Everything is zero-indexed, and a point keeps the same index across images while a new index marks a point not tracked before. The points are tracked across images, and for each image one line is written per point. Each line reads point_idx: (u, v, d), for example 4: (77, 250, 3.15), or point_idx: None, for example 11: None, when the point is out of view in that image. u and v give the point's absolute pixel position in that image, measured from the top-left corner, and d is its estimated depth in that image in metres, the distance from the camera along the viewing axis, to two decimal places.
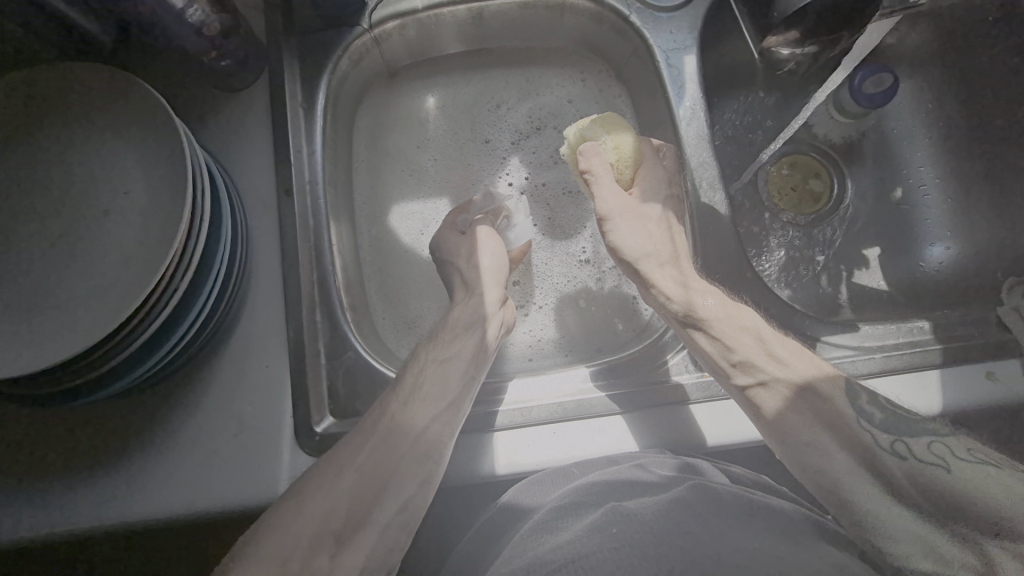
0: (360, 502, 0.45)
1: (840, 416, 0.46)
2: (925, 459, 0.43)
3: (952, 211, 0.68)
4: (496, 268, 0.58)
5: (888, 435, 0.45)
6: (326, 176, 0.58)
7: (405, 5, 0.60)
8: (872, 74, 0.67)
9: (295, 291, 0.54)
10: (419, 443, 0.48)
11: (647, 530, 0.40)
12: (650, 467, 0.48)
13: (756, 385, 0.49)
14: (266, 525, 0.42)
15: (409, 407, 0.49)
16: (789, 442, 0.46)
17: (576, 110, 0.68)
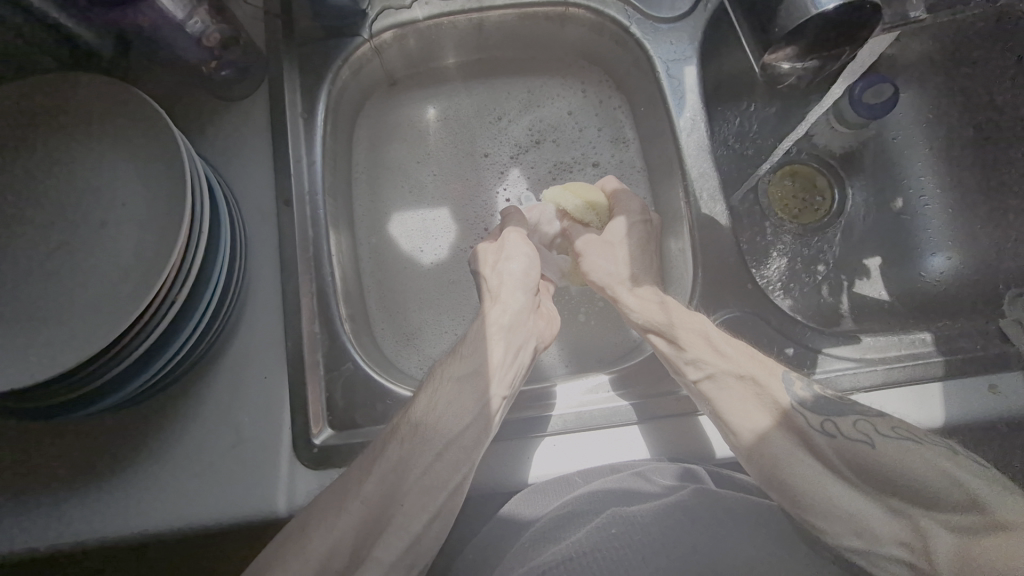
0: (363, 539, 0.43)
1: (806, 432, 0.45)
2: (851, 437, 0.44)
3: (952, 221, 0.68)
4: (524, 275, 0.54)
5: (816, 416, 0.46)
6: (326, 186, 0.58)
7: (405, 15, 0.60)
8: (871, 85, 0.67)
9: (293, 303, 0.53)
10: (428, 473, 0.45)
11: (645, 537, 0.41)
12: (651, 476, 0.47)
13: (704, 378, 0.48)
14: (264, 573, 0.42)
15: (419, 435, 0.47)
16: (760, 454, 0.45)
17: (576, 124, 0.68)
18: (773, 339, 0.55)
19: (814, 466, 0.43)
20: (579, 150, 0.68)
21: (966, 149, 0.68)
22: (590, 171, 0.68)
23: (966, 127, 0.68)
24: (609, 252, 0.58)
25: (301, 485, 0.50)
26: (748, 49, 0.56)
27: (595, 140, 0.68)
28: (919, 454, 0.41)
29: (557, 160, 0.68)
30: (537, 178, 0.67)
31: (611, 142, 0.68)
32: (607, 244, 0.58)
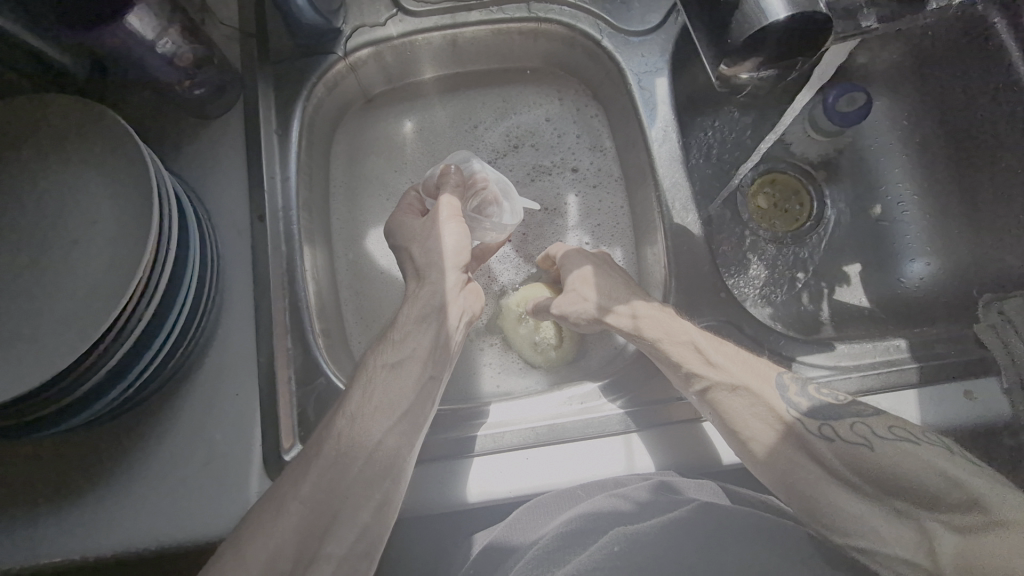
0: (308, 541, 0.43)
1: (797, 432, 0.47)
2: (850, 440, 0.46)
3: (929, 227, 0.69)
4: (457, 252, 0.53)
5: (814, 420, 0.47)
6: (301, 201, 0.58)
7: (380, 33, 0.61)
8: (844, 93, 0.67)
9: (265, 318, 0.54)
10: (365, 465, 0.46)
11: (650, 555, 0.41)
12: (658, 491, 0.46)
13: (702, 394, 0.49)
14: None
15: (353, 426, 0.47)
16: (774, 466, 0.47)
17: (555, 129, 0.68)
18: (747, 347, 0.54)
19: (815, 471, 0.46)
20: (559, 154, 0.68)
21: (940, 156, 0.68)
22: (567, 175, 0.68)
23: (940, 134, 0.68)
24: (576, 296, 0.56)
25: None
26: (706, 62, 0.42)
27: (574, 145, 0.68)
28: (921, 455, 0.43)
29: (535, 166, 0.68)
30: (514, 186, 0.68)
31: (589, 149, 0.68)
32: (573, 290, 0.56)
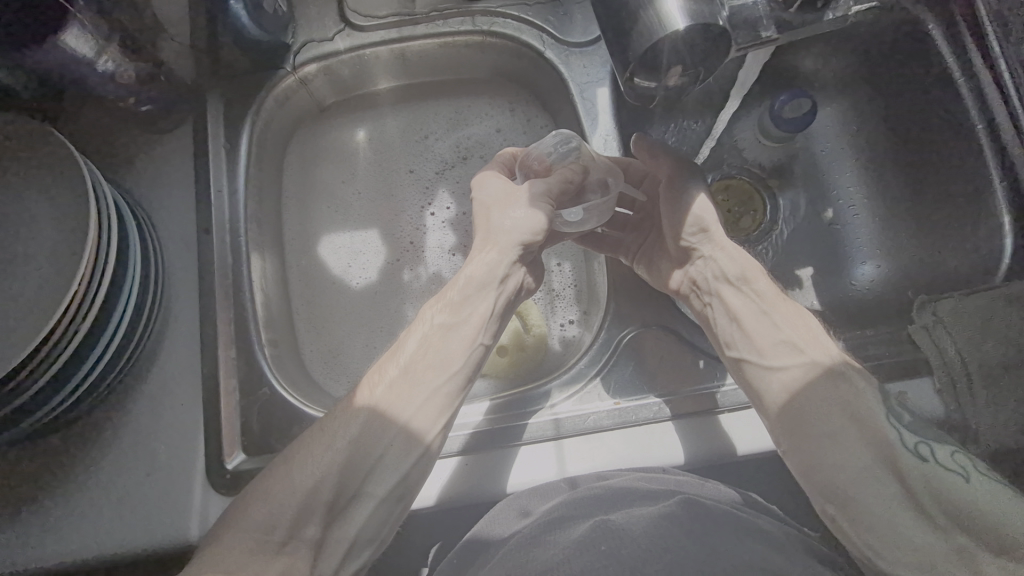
0: (346, 483, 0.44)
1: (875, 422, 0.45)
2: (947, 466, 0.43)
3: (877, 231, 0.69)
4: (529, 215, 0.52)
5: (911, 436, 0.45)
6: (249, 214, 0.60)
7: (327, 48, 0.62)
8: (791, 99, 0.68)
9: (210, 330, 0.55)
10: (416, 420, 0.45)
11: (635, 545, 0.39)
12: (644, 481, 0.48)
13: (794, 364, 0.49)
14: (253, 498, 0.43)
15: (417, 376, 0.46)
16: (791, 409, 0.47)
17: (504, 140, 0.69)
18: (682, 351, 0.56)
19: (894, 488, 0.42)
20: None
21: (886, 161, 0.69)
22: None
23: (885, 139, 0.69)
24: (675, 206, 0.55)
25: (212, 511, 0.51)
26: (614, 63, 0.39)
27: None
28: (1005, 498, 0.41)
29: None
30: (461, 196, 0.69)
31: None
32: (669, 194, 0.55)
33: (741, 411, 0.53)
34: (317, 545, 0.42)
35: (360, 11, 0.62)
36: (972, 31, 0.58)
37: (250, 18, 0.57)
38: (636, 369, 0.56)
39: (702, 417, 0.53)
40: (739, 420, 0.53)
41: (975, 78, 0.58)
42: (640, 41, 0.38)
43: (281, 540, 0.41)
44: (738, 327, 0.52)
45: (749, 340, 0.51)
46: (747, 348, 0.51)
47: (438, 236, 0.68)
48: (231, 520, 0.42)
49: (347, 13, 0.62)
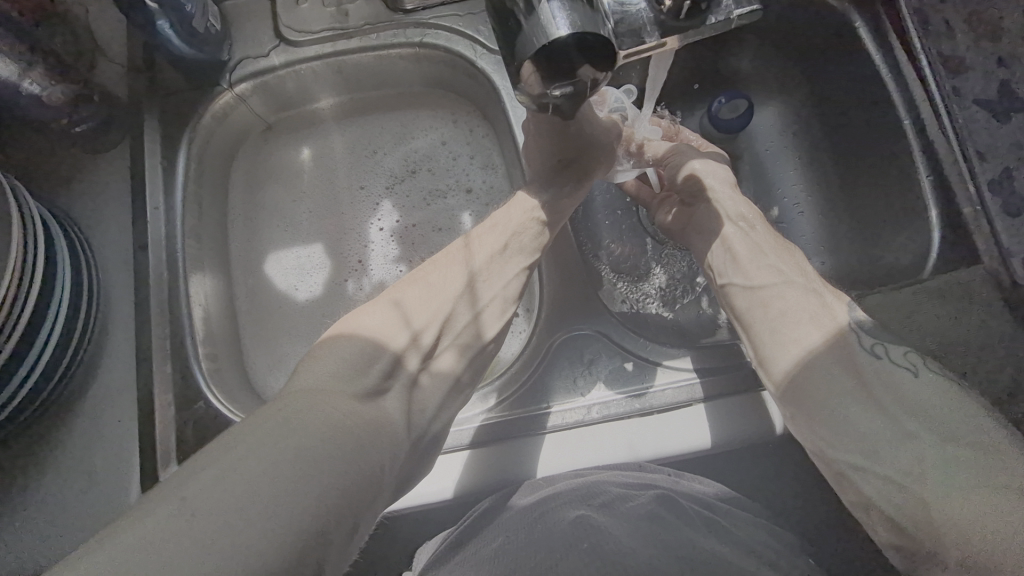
0: (435, 336, 0.50)
1: (839, 330, 0.51)
2: (897, 364, 0.49)
3: (821, 229, 0.70)
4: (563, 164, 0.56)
5: (870, 338, 0.50)
6: (188, 231, 0.60)
7: (263, 64, 0.63)
8: (727, 100, 0.68)
9: (146, 345, 0.55)
10: (500, 298, 0.54)
11: (617, 542, 0.40)
12: (618, 477, 0.49)
13: (777, 284, 0.54)
14: (336, 339, 0.47)
15: (511, 256, 0.54)
16: (771, 310, 0.53)
17: (449, 151, 0.70)
18: (615, 355, 0.57)
19: (847, 380, 0.48)
20: (453, 175, 0.70)
21: (828, 160, 0.70)
22: (460, 194, 0.69)
23: (824, 138, 0.70)
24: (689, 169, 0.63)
25: None
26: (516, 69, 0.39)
27: (468, 166, 0.69)
28: (952, 396, 0.47)
29: (432, 191, 0.69)
30: (411, 210, 0.69)
31: (482, 168, 0.69)
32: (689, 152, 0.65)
33: (669, 413, 0.54)
34: (408, 387, 0.48)
35: (295, 27, 0.63)
36: (895, 27, 0.59)
37: (181, 37, 0.57)
38: (564, 373, 0.57)
39: (630, 419, 0.54)
40: (664, 421, 0.53)
41: (900, 73, 0.59)
42: (531, 43, 0.37)
43: (378, 376, 0.46)
44: (730, 258, 0.57)
45: (737, 265, 0.57)
46: (735, 273, 0.56)
47: (383, 249, 0.68)
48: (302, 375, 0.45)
49: (283, 30, 0.63)
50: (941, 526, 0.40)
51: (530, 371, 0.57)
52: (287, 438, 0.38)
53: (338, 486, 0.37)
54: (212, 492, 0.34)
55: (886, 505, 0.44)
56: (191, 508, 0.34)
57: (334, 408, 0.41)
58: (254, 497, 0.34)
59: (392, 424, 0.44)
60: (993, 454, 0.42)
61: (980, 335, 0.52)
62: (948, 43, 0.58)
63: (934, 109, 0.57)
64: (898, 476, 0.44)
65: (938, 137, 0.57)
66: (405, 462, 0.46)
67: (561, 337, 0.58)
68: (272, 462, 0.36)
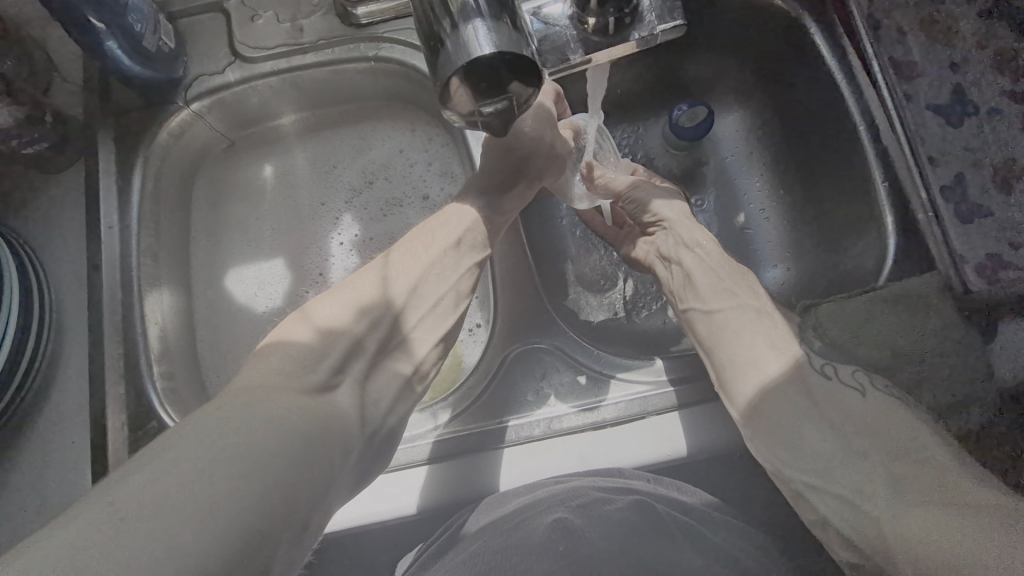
0: (383, 336, 0.49)
1: (789, 349, 0.51)
2: (847, 382, 0.50)
3: (784, 236, 0.70)
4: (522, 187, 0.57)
5: (820, 359, 0.51)
6: (144, 249, 0.60)
7: (218, 80, 0.63)
8: (687, 109, 0.68)
9: (99, 365, 0.55)
10: (451, 293, 0.53)
11: (591, 547, 0.39)
12: (590, 486, 0.47)
13: (730, 306, 0.54)
14: (282, 334, 0.45)
15: (465, 249, 0.54)
16: (724, 331, 0.53)
17: (407, 161, 0.70)
18: (568, 367, 0.56)
19: (802, 401, 0.48)
20: (411, 184, 0.70)
21: (790, 165, 0.70)
22: (419, 204, 0.69)
23: (786, 144, 0.69)
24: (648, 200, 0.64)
25: None
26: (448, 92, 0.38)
27: (425, 173, 0.70)
28: (891, 415, 0.48)
29: (388, 201, 0.69)
30: (369, 221, 0.69)
31: (440, 176, 0.69)
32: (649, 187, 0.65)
33: (623, 426, 0.53)
34: (361, 379, 0.47)
35: (250, 44, 0.63)
36: (849, 33, 0.59)
37: (131, 57, 0.57)
38: (517, 387, 0.56)
39: (583, 434, 0.53)
40: (618, 435, 0.53)
41: (853, 77, 0.58)
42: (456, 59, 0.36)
43: (327, 371, 0.44)
44: (687, 283, 0.58)
45: (693, 289, 0.57)
46: (693, 296, 0.56)
47: (343, 262, 0.68)
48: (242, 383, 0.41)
49: (238, 46, 0.63)
50: (890, 542, 0.39)
51: (481, 387, 0.56)
52: (230, 435, 0.36)
53: (288, 483, 0.36)
54: (147, 491, 0.31)
55: (841, 523, 0.43)
56: (123, 510, 0.30)
57: (283, 404, 0.40)
58: (200, 497, 0.32)
59: (345, 417, 0.43)
60: (941, 471, 0.42)
61: (934, 342, 0.52)
62: (900, 49, 0.58)
63: (886, 115, 0.56)
64: (851, 495, 0.43)
65: (891, 143, 0.56)
66: (359, 458, 0.45)
67: (514, 351, 0.57)
68: (216, 460, 0.34)
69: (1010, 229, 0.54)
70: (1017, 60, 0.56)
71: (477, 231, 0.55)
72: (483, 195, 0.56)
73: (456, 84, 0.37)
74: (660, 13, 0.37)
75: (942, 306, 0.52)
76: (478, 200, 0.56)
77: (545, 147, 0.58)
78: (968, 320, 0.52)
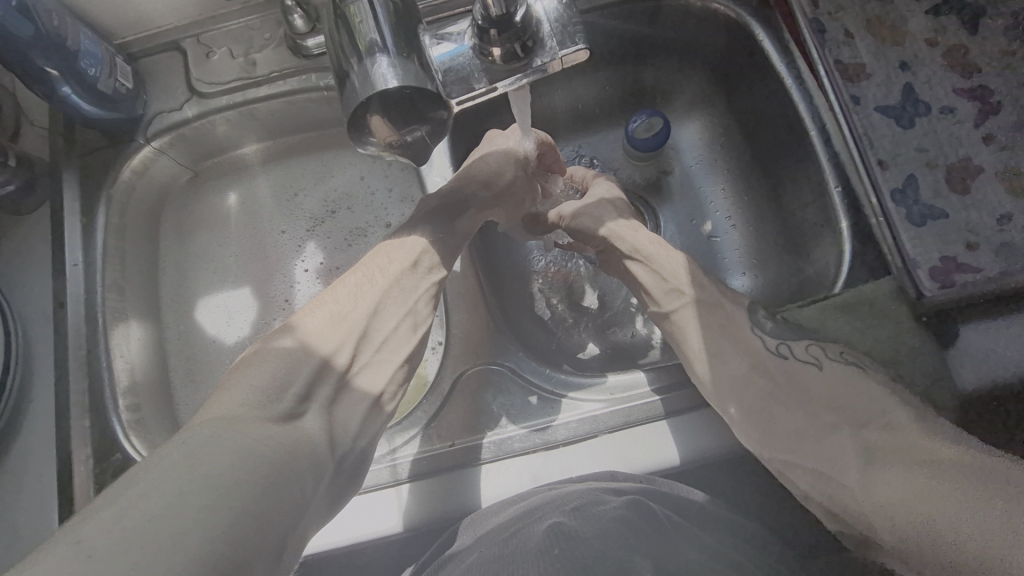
0: (351, 354, 0.48)
1: (746, 342, 0.51)
2: (803, 359, 0.49)
3: (750, 243, 0.69)
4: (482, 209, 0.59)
5: (774, 340, 0.51)
6: (108, 284, 0.61)
7: (176, 117, 0.64)
8: (641, 120, 0.69)
9: (64, 399, 0.57)
10: (411, 315, 0.52)
11: (589, 547, 0.39)
12: (572, 495, 0.46)
13: (682, 306, 0.53)
14: (248, 365, 0.44)
15: (422, 271, 0.54)
16: (676, 324, 0.53)
17: (367, 187, 0.72)
18: (520, 390, 0.56)
19: (766, 385, 0.48)
20: (371, 211, 0.71)
21: (753, 170, 0.68)
22: (381, 231, 0.71)
23: (747, 149, 0.68)
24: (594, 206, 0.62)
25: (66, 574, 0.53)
26: (362, 122, 0.40)
27: (386, 200, 0.72)
28: (855, 379, 0.47)
29: (351, 229, 0.71)
30: (332, 249, 0.71)
31: (400, 202, 0.72)
32: (595, 201, 0.63)
33: (575, 445, 0.53)
34: (328, 406, 0.45)
35: (205, 80, 0.64)
36: (797, 41, 0.58)
37: (89, 101, 0.59)
38: (474, 407, 0.56)
39: (534, 454, 0.53)
40: (571, 455, 0.52)
41: (802, 82, 0.58)
42: (360, 90, 0.38)
43: (293, 400, 0.43)
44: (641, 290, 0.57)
45: (648, 296, 0.56)
46: (650, 305, 0.56)
47: (307, 287, 0.70)
48: (197, 419, 0.39)
49: (194, 83, 0.64)
50: (869, 512, 0.41)
51: (431, 413, 0.56)
52: (195, 467, 0.34)
53: (260, 513, 0.34)
54: (116, 529, 0.30)
55: (821, 496, 0.45)
56: (90, 547, 0.29)
57: (251, 433, 0.38)
58: (167, 528, 0.30)
59: (314, 443, 0.41)
60: (904, 431, 0.43)
61: (890, 351, 0.50)
62: (848, 51, 0.57)
63: (835, 119, 0.56)
64: (824, 468, 0.44)
65: (842, 146, 0.55)
66: (330, 483, 0.42)
67: (468, 370, 0.58)
68: (181, 492, 0.32)
69: (969, 229, 0.52)
70: (968, 58, 0.56)
71: (433, 253, 0.55)
72: (432, 222, 0.56)
73: (378, 122, 0.40)
74: (561, 39, 0.38)
75: (897, 313, 0.51)
76: (426, 228, 0.56)
77: (501, 180, 0.59)
78: (925, 326, 0.50)
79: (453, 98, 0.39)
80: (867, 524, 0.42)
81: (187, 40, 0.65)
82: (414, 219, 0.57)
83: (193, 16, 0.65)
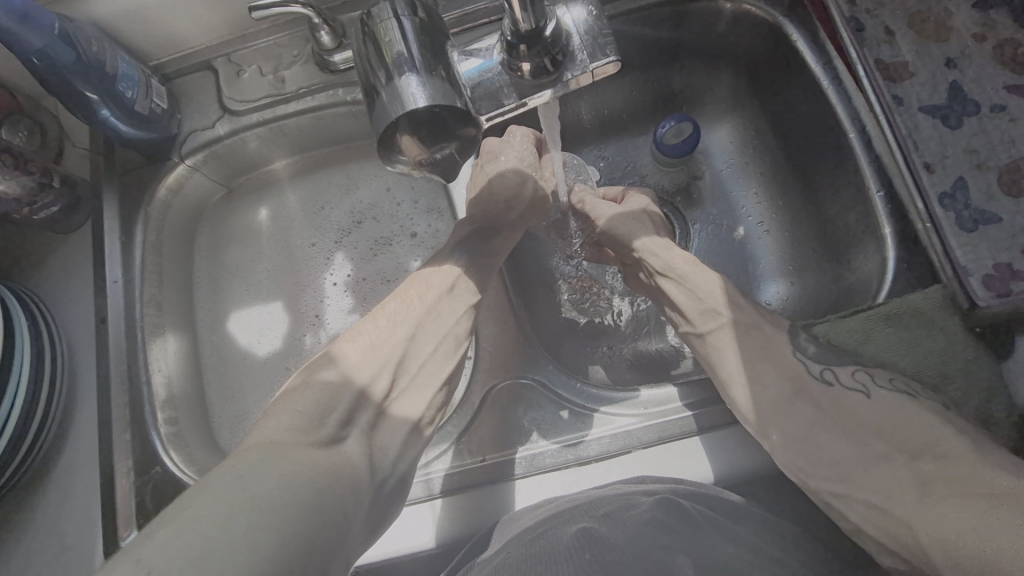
0: (389, 381, 0.48)
1: (791, 365, 0.50)
2: (851, 386, 0.47)
3: (785, 250, 0.67)
4: (508, 236, 0.59)
5: (818, 365, 0.49)
6: (147, 299, 0.63)
7: (208, 135, 0.65)
8: (671, 126, 0.67)
9: (107, 412, 0.59)
10: (452, 335, 0.52)
11: (620, 551, 0.39)
12: (600, 502, 0.45)
13: (718, 328, 0.52)
14: (293, 392, 0.45)
15: (459, 297, 0.54)
16: (707, 341, 0.53)
17: (393, 198, 0.73)
18: (551, 405, 0.55)
19: (809, 409, 0.48)
20: (398, 221, 0.72)
21: (786, 173, 0.66)
22: (408, 241, 0.71)
23: (781, 152, 0.66)
24: (630, 218, 0.63)
25: None
26: (392, 139, 0.40)
27: (412, 211, 0.72)
28: (903, 407, 0.45)
29: (376, 240, 0.72)
30: (359, 259, 0.71)
31: (427, 213, 0.72)
32: (630, 214, 0.63)
33: (607, 461, 0.52)
34: (368, 430, 0.45)
35: (237, 98, 0.65)
36: (832, 39, 0.56)
37: (128, 122, 0.60)
38: (507, 421, 0.55)
39: (567, 470, 0.52)
40: (604, 471, 0.51)
41: (840, 82, 0.55)
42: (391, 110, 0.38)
43: (335, 425, 0.43)
44: (676, 312, 0.56)
45: (682, 314, 0.55)
46: (683, 325, 0.55)
47: (337, 302, 0.70)
48: (243, 445, 0.40)
49: (226, 101, 0.66)
50: (921, 538, 0.39)
51: (462, 427, 0.56)
52: (246, 493, 0.34)
53: (307, 534, 0.34)
54: (175, 547, 0.30)
55: (875, 530, 0.43)
56: (148, 565, 0.29)
57: (295, 459, 0.38)
58: (216, 554, 0.30)
59: (354, 468, 0.41)
60: (959, 458, 0.41)
61: (938, 365, 0.48)
62: (888, 49, 0.55)
63: (877, 121, 0.53)
64: (880, 500, 0.42)
65: (883, 149, 0.53)
66: (370, 508, 0.42)
67: (499, 384, 0.57)
68: (233, 519, 0.32)
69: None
70: (1021, 53, 0.53)
71: (468, 279, 0.55)
72: (466, 247, 0.57)
73: (408, 140, 0.40)
74: (591, 51, 0.38)
75: (949, 325, 0.48)
76: (461, 253, 0.56)
77: (525, 191, 0.60)
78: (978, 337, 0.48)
79: (482, 114, 0.39)
80: (921, 553, 0.39)
81: (219, 59, 0.67)
82: (450, 245, 0.57)
83: (224, 36, 0.66)
